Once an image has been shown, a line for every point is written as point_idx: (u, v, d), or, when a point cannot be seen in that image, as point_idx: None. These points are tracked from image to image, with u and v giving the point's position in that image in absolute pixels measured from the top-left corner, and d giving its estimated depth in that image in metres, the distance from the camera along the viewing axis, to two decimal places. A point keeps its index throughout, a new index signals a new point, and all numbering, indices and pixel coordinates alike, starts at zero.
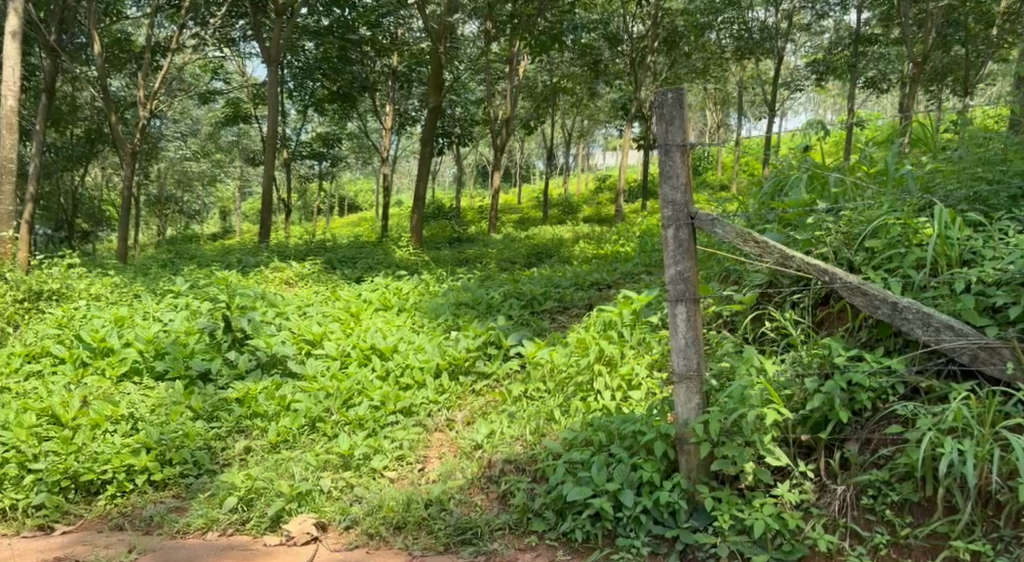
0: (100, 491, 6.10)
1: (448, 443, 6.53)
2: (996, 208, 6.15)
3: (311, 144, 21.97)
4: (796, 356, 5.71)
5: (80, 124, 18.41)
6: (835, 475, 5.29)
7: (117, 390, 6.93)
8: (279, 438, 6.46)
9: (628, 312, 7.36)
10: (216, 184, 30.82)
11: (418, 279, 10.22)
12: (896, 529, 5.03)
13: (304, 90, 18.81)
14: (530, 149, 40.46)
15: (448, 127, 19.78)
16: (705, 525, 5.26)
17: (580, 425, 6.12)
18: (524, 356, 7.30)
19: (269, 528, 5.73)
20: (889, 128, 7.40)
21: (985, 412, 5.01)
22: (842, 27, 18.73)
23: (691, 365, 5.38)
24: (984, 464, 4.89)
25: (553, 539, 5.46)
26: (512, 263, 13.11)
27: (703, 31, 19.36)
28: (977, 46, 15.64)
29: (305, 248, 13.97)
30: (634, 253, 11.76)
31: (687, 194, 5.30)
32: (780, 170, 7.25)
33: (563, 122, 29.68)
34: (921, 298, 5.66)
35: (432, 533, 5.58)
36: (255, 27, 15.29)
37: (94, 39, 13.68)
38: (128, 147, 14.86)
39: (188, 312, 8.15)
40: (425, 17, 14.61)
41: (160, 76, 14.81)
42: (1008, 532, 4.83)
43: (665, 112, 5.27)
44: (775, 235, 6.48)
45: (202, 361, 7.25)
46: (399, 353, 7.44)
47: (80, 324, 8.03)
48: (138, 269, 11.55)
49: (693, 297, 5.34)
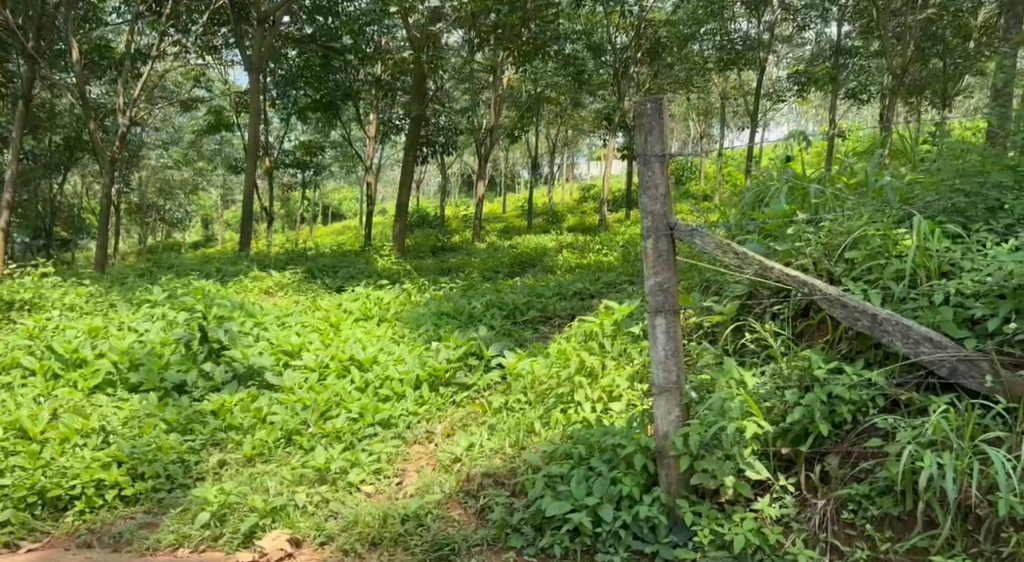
0: (68, 507, 5.96)
1: (427, 457, 6.44)
2: (974, 220, 6.12)
3: (295, 151, 21.85)
4: (777, 369, 5.69)
5: (58, 131, 18.27)
6: (816, 489, 5.23)
7: (88, 403, 6.80)
8: (254, 451, 6.36)
9: (609, 323, 7.31)
10: (198, 192, 30.61)
11: (399, 289, 10.17)
12: (877, 543, 4.96)
13: (288, 98, 18.88)
14: (515, 159, 40.50)
15: (432, 136, 19.71)
16: (685, 541, 5.19)
17: (560, 438, 6.08)
18: (505, 367, 7.31)
19: (241, 544, 5.59)
20: (870, 140, 7.42)
21: (965, 426, 4.98)
22: (823, 39, 18.85)
23: (671, 377, 5.32)
24: (964, 477, 4.85)
25: (531, 554, 5.35)
26: (495, 272, 13.07)
27: (687, 42, 19.52)
28: (956, 58, 15.56)
29: (287, 256, 13.89)
30: (617, 263, 11.66)
31: (666, 203, 5.25)
32: (761, 182, 7.25)
33: (548, 132, 29.77)
34: (901, 310, 5.61)
35: (408, 549, 5.46)
36: (238, 35, 15.24)
37: (74, 47, 13.55)
38: (108, 155, 14.68)
39: (164, 323, 8.03)
40: (408, 26, 14.69)
41: (141, 83, 14.68)
42: (989, 546, 4.75)
43: (645, 122, 5.21)
44: (755, 244, 6.44)
45: (178, 374, 7.13)
46: (378, 364, 7.37)
47: (53, 334, 7.90)
48: (115, 278, 11.41)
49: (672, 309, 5.29)
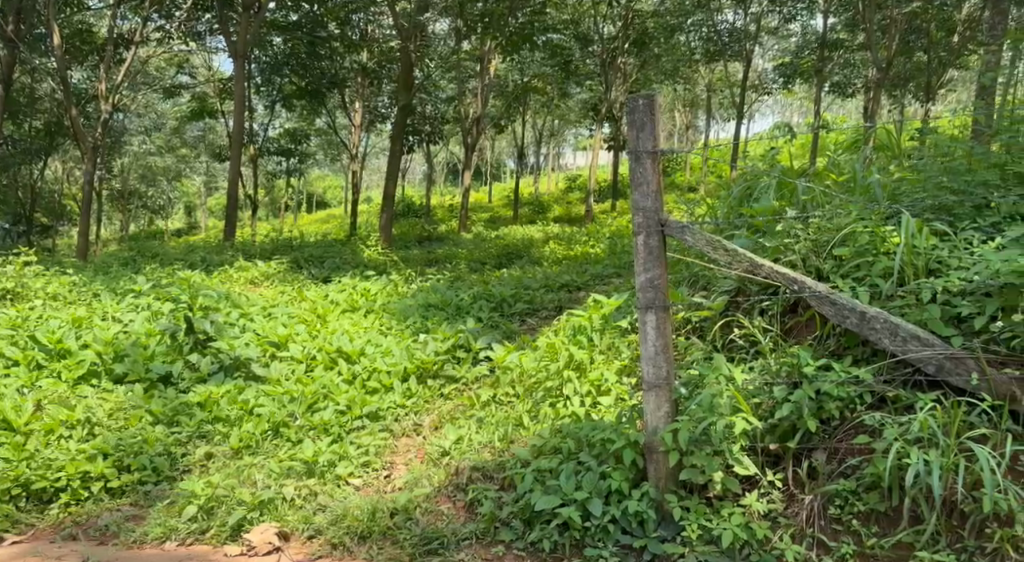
0: (53, 499, 5.93)
1: (416, 450, 6.45)
2: (961, 218, 6.19)
3: (279, 139, 21.75)
4: (765, 364, 5.74)
5: (38, 116, 18.12)
6: (803, 484, 5.27)
7: (73, 394, 6.73)
8: (241, 443, 6.33)
9: (598, 317, 7.33)
10: (181, 179, 30.37)
11: (386, 280, 10.14)
12: (862, 538, 4.99)
13: (272, 85, 18.74)
14: (502, 147, 40.53)
15: (417, 125, 19.79)
16: (674, 535, 5.21)
17: (548, 432, 6.06)
18: (493, 360, 7.32)
19: (229, 538, 5.58)
20: (856, 134, 7.46)
21: (951, 423, 5.03)
22: (809, 31, 18.79)
23: (660, 373, 5.32)
24: (950, 474, 4.89)
25: (520, 548, 5.37)
26: (481, 263, 13.06)
27: (674, 33, 19.29)
28: (938, 52, 15.72)
29: (272, 245, 13.82)
30: (604, 255, 11.70)
31: (658, 200, 5.23)
32: (750, 176, 7.29)
33: (534, 122, 29.78)
34: (889, 307, 5.64)
35: (397, 543, 5.47)
36: (222, 22, 14.94)
37: (53, 31, 13.28)
38: (89, 142, 14.50)
39: (150, 314, 7.97)
40: (396, 15, 14.43)
41: (124, 69, 14.55)
42: (972, 542, 4.79)
43: (636, 118, 5.20)
44: (744, 241, 6.47)
45: (163, 364, 7.09)
46: (366, 356, 7.35)
47: (35, 324, 7.82)
48: (98, 266, 11.30)
49: (662, 305, 5.28)
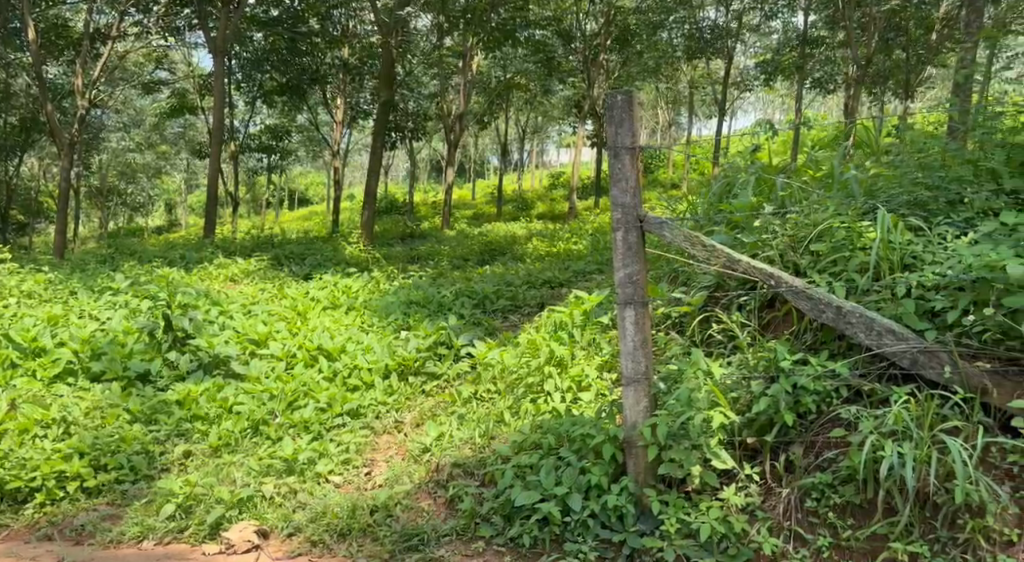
0: (28, 500, 5.89)
1: (396, 447, 6.45)
2: (935, 213, 6.20)
3: (259, 136, 21.65)
4: (743, 360, 5.80)
5: (14, 112, 17.96)
6: (780, 477, 5.30)
7: (48, 393, 6.67)
8: (220, 442, 6.31)
9: (579, 313, 7.35)
10: (161, 176, 30.16)
11: (367, 276, 10.12)
12: (838, 530, 5.02)
13: (252, 81, 18.63)
14: (485, 144, 40.52)
15: (401, 121, 19.95)
16: (652, 529, 5.23)
17: (528, 428, 6.08)
18: (475, 357, 7.32)
19: (208, 536, 5.56)
20: (834, 131, 7.52)
21: (924, 415, 5.08)
22: (790, 29, 18.91)
23: (639, 368, 5.34)
24: (924, 466, 4.93)
25: (500, 544, 5.38)
26: (463, 259, 13.07)
27: (656, 30, 19.47)
28: (917, 50, 15.80)
29: (252, 243, 13.75)
30: (586, 251, 11.74)
31: (636, 196, 5.24)
32: (729, 174, 7.35)
33: (516, 119, 29.80)
34: (864, 302, 5.67)
35: (376, 539, 5.47)
36: (200, 17, 14.83)
37: (28, 26, 13.15)
38: (65, 138, 14.38)
39: (127, 311, 7.93)
40: (376, 10, 14.23)
41: (100, 64, 14.44)
42: (945, 532, 4.84)
43: (614, 113, 5.19)
44: (723, 236, 6.51)
45: (141, 362, 7.05)
46: (347, 353, 7.34)
47: (11, 323, 7.75)
48: (75, 264, 11.22)
49: (641, 301, 5.30)
